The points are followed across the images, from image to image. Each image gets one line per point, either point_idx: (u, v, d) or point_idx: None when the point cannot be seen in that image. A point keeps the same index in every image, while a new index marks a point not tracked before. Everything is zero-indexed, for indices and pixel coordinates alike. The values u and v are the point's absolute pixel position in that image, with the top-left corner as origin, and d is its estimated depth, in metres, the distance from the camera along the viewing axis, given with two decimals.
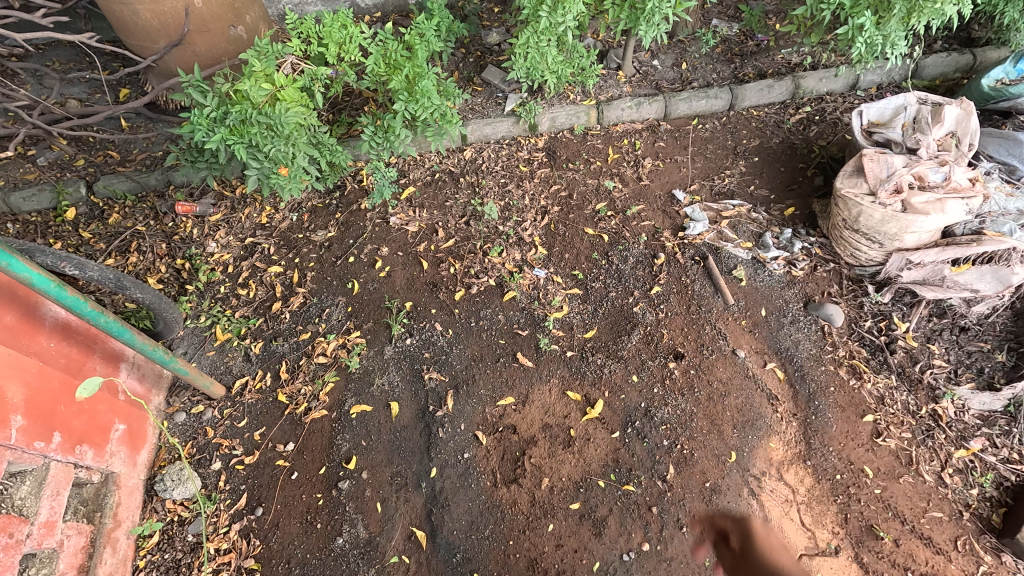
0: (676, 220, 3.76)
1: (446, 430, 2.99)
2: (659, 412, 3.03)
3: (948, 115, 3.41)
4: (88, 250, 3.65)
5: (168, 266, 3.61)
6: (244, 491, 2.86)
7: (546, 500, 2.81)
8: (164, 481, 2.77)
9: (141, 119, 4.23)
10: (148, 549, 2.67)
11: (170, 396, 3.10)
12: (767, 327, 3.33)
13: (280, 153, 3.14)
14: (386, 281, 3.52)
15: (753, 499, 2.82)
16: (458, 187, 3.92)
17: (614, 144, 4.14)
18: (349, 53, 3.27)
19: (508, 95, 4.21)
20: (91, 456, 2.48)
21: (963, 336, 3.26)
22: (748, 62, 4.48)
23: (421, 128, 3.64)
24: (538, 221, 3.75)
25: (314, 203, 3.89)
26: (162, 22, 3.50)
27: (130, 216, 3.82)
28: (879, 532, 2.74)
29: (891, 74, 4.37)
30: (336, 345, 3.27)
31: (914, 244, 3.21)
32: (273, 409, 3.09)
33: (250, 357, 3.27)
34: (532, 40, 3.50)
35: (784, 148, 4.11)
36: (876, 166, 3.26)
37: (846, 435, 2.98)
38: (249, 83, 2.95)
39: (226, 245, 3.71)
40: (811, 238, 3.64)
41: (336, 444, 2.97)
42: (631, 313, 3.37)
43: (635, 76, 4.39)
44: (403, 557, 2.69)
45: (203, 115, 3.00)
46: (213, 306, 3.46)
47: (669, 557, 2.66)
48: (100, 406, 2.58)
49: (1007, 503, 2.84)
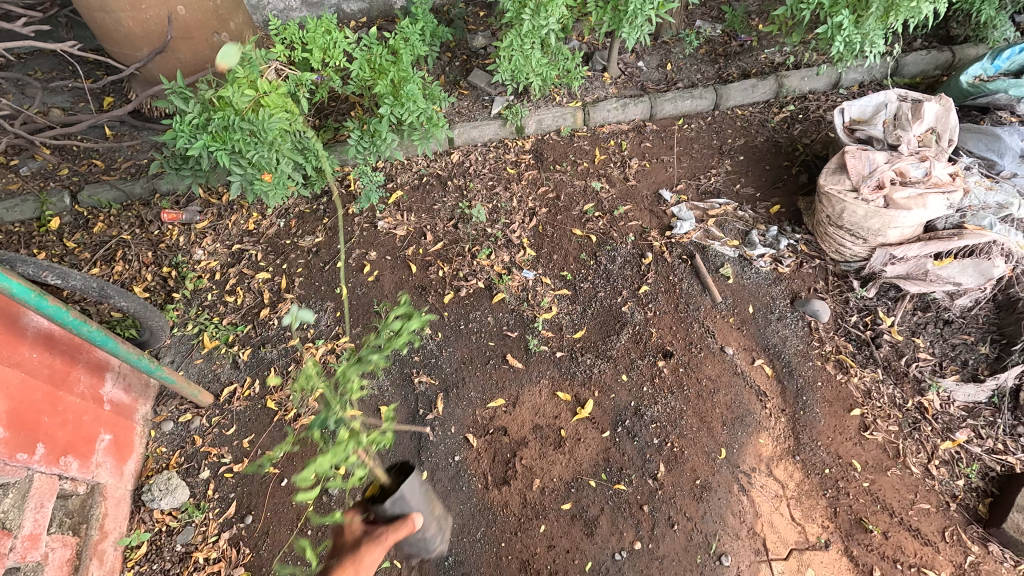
0: (663, 220, 3.78)
1: (436, 433, 2.99)
2: (649, 411, 3.04)
3: (928, 111, 3.47)
4: (73, 259, 3.61)
5: (155, 275, 3.59)
6: (233, 499, 2.84)
7: (537, 501, 2.81)
8: (151, 491, 2.74)
9: (125, 127, 4.20)
10: (136, 560, 2.64)
11: (157, 405, 3.06)
12: (754, 324, 3.35)
13: (263, 159, 3.14)
14: (374, 286, 3.52)
15: (743, 495, 2.83)
16: (446, 190, 3.93)
17: (601, 145, 4.16)
18: (333, 58, 3.27)
19: (494, 97, 4.23)
20: (76, 467, 2.45)
21: (947, 329, 3.28)
22: (732, 62, 4.51)
23: (408, 132, 3.64)
24: (525, 222, 3.77)
25: (301, 208, 3.88)
26: (144, 29, 3.48)
27: (115, 224, 3.79)
28: (867, 525, 2.76)
29: (872, 71, 4.43)
30: (325, 351, 3.27)
31: (897, 238, 3.23)
32: (262, 416, 3.07)
33: (239, 364, 3.25)
34: (517, 42, 3.51)
35: (769, 147, 4.15)
36: (858, 162, 3.30)
37: (833, 429, 3.01)
38: (231, 90, 2.93)
39: (213, 253, 3.69)
40: (797, 235, 3.67)
41: (326, 450, 2.96)
42: (620, 313, 3.38)
43: (621, 77, 4.42)
44: (394, 561, 2.69)
45: (186, 122, 3.00)
46: (200, 314, 3.43)
47: (661, 555, 2.67)
48: (86, 416, 2.56)
49: (993, 493, 2.87)
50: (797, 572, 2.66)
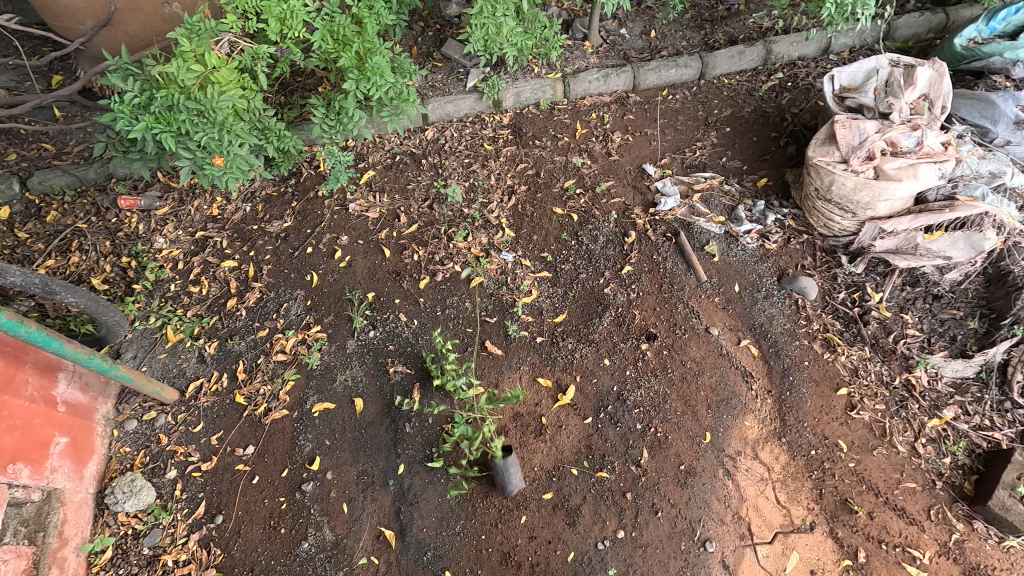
0: (647, 196, 3.64)
1: (412, 425, 2.89)
2: (632, 395, 2.95)
3: (921, 77, 3.31)
4: (24, 251, 3.40)
5: (113, 265, 3.39)
6: (201, 499, 2.73)
7: (518, 492, 2.73)
8: (114, 494, 2.62)
9: (76, 107, 3.94)
10: (101, 566, 2.54)
11: (119, 404, 2.91)
12: (740, 304, 3.25)
13: (213, 141, 2.91)
14: (346, 272, 3.36)
15: (728, 480, 2.77)
16: (420, 168, 3.74)
17: (582, 118, 3.97)
18: (292, 29, 3.02)
19: (470, 69, 4.00)
20: (27, 474, 2.33)
21: (936, 304, 3.20)
22: (719, 27, 4.31)
23: (376, 108, 3.43)
24: (504, 202, 3.60)
25: (268, 191, 3.68)
26: (85, 1, 3.24)
27: (70, 212, 3.57)
28: (853, 506, 2.73)
29: (863, 36, 4.25)
30: (296, 342, 3.13)
31: (887, 212, 3.11)
32: (230, 412, 2.95)
33: (205, 359, 3.10)
34: (488, 8, 3.26)
35: (757, 117, 3.98)
36: (848, 132, 3.15)
37: (820, 410, 2.95)
38: (176, 65, 2.70)
39: (175, 240, 3.49)
40: (784, 210, 3.55)
41: (299, 444, 2.86)
42: (603, 295, 3.26)
43: (602, 46, 4.20)
44: (371, 558, 2.61)
45: (126, 102, 2.75)
46: (163, 306, 3.26)
47: (644, 544, 2.62)
48: (35, 420, 2.41)
49: (979, 470, 2.84)
50: (781, 556, 2.63)
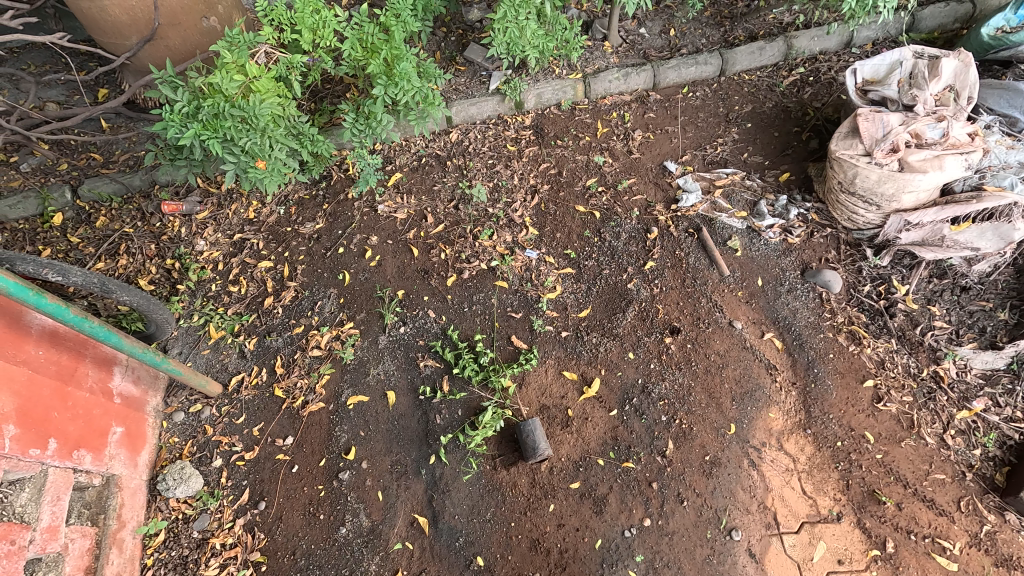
0: (668, 193, 3.68)
1: (443, 417, 2.99)
2: (656, 388, 3.00)
3: (946, 67, 3.29)
4: (77, 255, 3.62)
5: (158, 267, 3.58)
6: (245, 486, 2.89)
7: (546, 481, 2.81)
8: (166, 481, 2.79)
9: (121, 118, 4.16)
10: (155, 547, 2.71)
11: (168, 396, 3.09)
12: (764, 297, 3.28)
13: (256, 146, 3.07)
14: (377, 271, 3.48)
15: (753, 470, 2.81)
16: (445, 170, 3.85)
17: (603, 118, 4.04)
18: (323, 38, 3.12)
19: (492, 72, 4.09)
20: (90, 460, 2.50)
21: (964, 296, 3.20)
22: (738, 24, 4.32)
23: (403, 112, 3.53)
24: (527, 201, 3.69)
25: (300, 194, 3.83)
26: (131, 17, 3.41)
27: (117, 218, 3.78)
28: (880, 497, 2.75)
29: (886, 28, 4.23)
30: (330, 337, 3.26)
31: (913, 204, 3.10)
32: (270, 404, 3.09)
33: (245, 354, 3.26)
34: (511, 13, 3.36)
35: (778, 113, 3.99)
36: (872, 125, 3.14)
37: (845, 402, 2.96)
38: (220, 75, 2.86)
39: (215, 243, 3.67)
40: (807, 204, 3.55)
41: (335, 435, 2.99)
42: (625, 290, 3.32)
43: (622, 46, 4.25)
44: (406, 543, 2.73)
45: (175, 111, 2.92)
46: (205, 305, 3.43)
47: (670, 531, 2.67)
48: (96, 410, 2.58)
49: (1011, 462, 2.83)
50: (808, 545, 2.67)
